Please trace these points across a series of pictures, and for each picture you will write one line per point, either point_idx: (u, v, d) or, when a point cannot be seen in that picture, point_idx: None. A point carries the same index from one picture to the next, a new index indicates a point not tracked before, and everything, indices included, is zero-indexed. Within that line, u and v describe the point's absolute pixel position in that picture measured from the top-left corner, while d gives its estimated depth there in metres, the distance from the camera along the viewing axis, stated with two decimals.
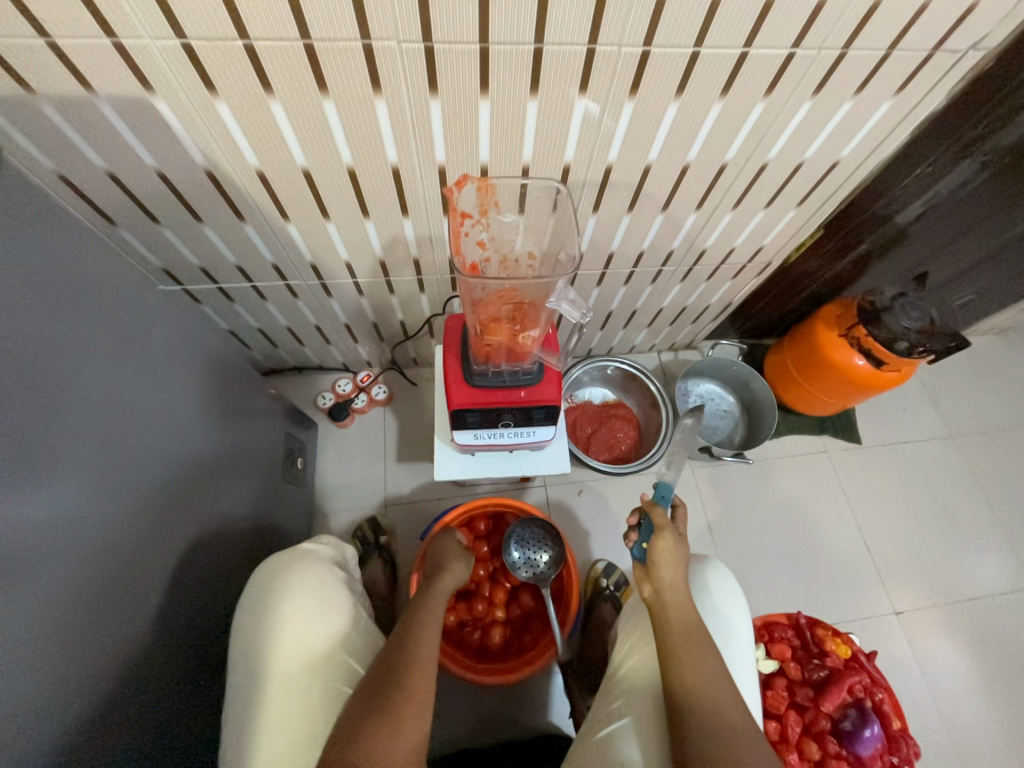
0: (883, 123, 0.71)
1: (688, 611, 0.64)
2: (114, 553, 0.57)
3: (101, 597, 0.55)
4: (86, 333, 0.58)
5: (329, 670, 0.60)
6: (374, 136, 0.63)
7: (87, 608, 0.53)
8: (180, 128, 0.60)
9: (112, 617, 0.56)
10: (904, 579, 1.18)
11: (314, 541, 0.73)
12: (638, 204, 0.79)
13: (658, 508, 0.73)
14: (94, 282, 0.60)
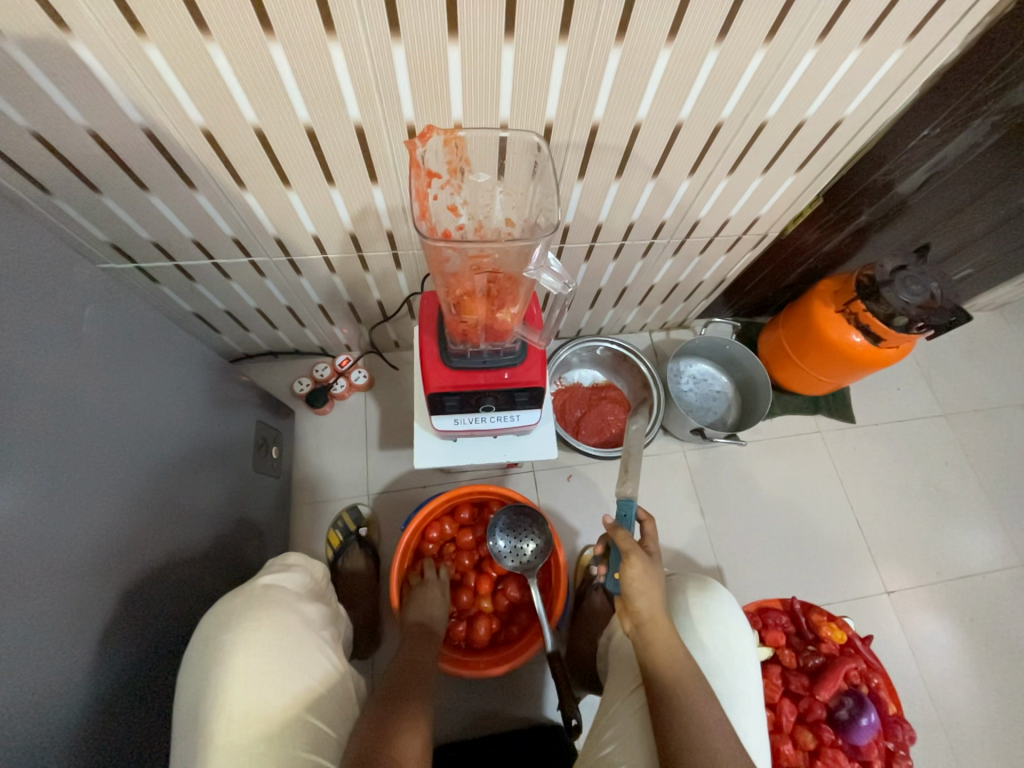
0: (891, 76, 0.65)
1: (672, 640, 0.60)
2: (61, 555, 0.52)
3: (48, 604, 0.50)
4: (13, 312, 0.52)
5: (288, 737, 0.53)
6: (332, 88, 0.56)
7: (27, 617, 0.48)
8: (108, 78, 0.53)
9: (62, 625, 0.51)
10: (897, 558, 1.17)
11: (277, 575, 0.68)
12: (627, 170, 0.73)
13: (624, 532, 0.70)
14: (23, 257, 0.54)
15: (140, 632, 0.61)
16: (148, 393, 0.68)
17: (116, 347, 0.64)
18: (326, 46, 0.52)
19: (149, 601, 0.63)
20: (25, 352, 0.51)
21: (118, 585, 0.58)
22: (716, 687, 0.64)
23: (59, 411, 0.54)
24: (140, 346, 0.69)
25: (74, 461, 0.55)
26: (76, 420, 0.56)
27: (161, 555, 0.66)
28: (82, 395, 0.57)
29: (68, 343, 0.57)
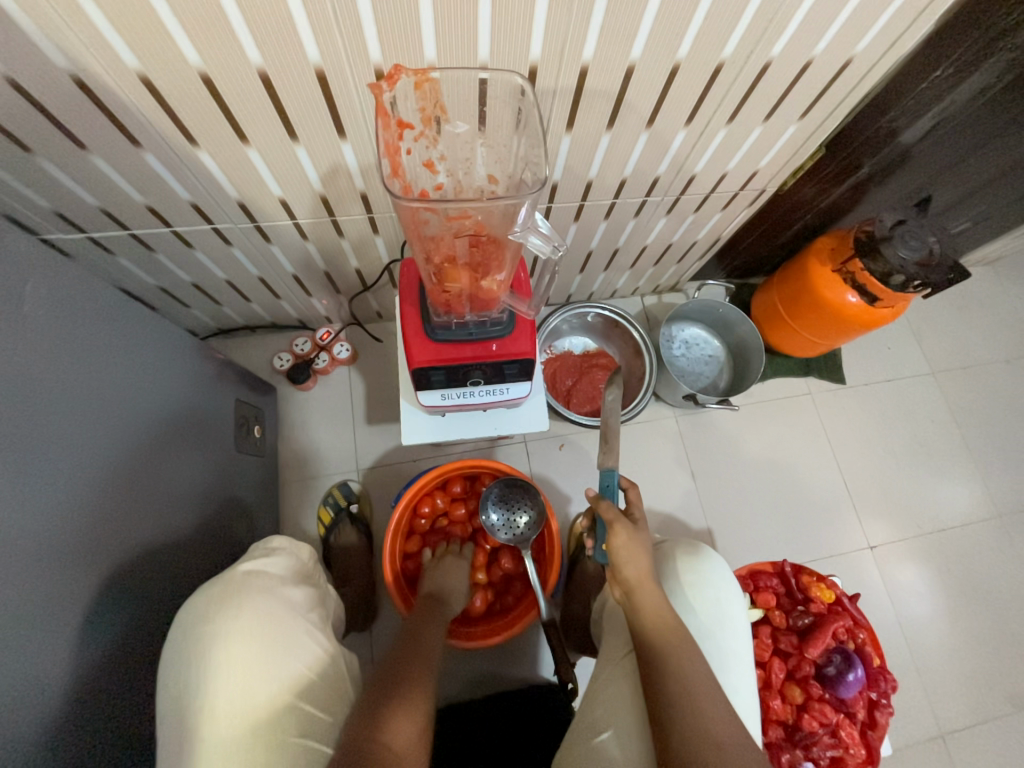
0: (904, 9, 0.60)
1: (660, 601, 0.61)
2: (27, 547, 0.49)
3: (13, 598, 0.47)
4: None
5: (278, 725, 0.53)
6: (284, 23, 0.49)
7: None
8: (19, 13, 0.46)
9: (31, 619, 0.49)
10: (881, 515, 1.20)
11: (259, 560, 0.65)
12: (619, 120, 0.67)
13: (607, 503, 0.69)
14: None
15: (123, 622, 0.59)
16: (113, 375, 0.64)
17: (70, 326, 0.59)
18: None
19: (129, 589, 0.61)
20: None
21: (93, 576, 0.56)
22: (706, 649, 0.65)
23: (8, 400, 0.50)
24: (100, 327, 0.64)
25: (31, 451, 0.51)
26: (30, 406, 0.52)
27: (142, 542, 0.64)
28: (34, 379, 0.53)
29: (11, 323, 0.52)
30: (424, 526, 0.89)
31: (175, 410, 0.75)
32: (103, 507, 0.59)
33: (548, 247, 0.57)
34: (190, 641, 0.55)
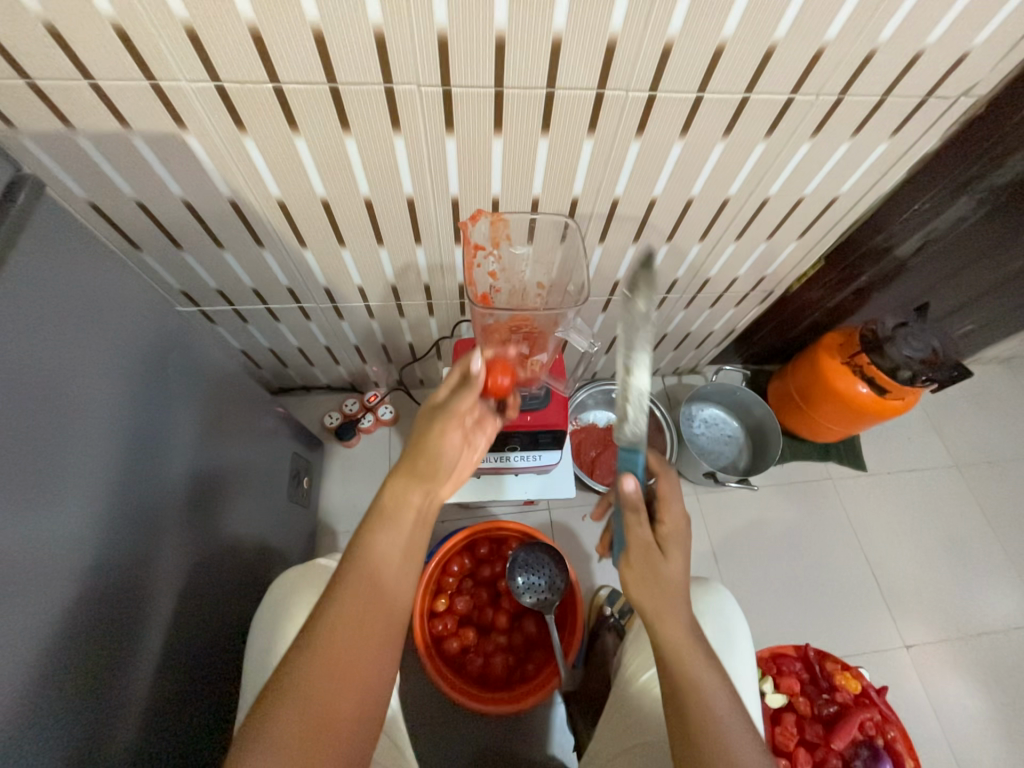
0: (879, 163, 0.74)
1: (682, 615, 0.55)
2: (137, 577, 0.56)
3: (119, 625, 0.53)
4: (136, 358, 0.58)
5: None
6: (391, 169, 0.65)
7: (106, 636, 0.52)
8: (208, 162, 0.63)
9: (129, 645, 0.55)
10: (914, 612, 1.16)
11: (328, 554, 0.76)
12: (643, 236, 0.81)
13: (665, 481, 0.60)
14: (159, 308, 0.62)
15: (185, 655, 0.64)
16: (215, 426, 0.75)
17: (200, 386, 0.71)
18: (391, 137, 0.61)
19: (196, 623, 0.67)
20: (138, 396, 0.58)
21: (172, 607, 0.62)
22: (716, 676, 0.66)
23: (156, 449, 0.60)
24: (216, 387, 0.76)
25: (156, 492, 0.60)
26: (165, 453, 0.62)
27: (211, 579, 0.71)
28: (172, 432, 0.64)
29: (168, 385, 0.63)
30: (452, 584, 0.92)
31: (247, 458, 0.84)
32: (190, 544, 0.66)
33: (587, 342, 0.72)
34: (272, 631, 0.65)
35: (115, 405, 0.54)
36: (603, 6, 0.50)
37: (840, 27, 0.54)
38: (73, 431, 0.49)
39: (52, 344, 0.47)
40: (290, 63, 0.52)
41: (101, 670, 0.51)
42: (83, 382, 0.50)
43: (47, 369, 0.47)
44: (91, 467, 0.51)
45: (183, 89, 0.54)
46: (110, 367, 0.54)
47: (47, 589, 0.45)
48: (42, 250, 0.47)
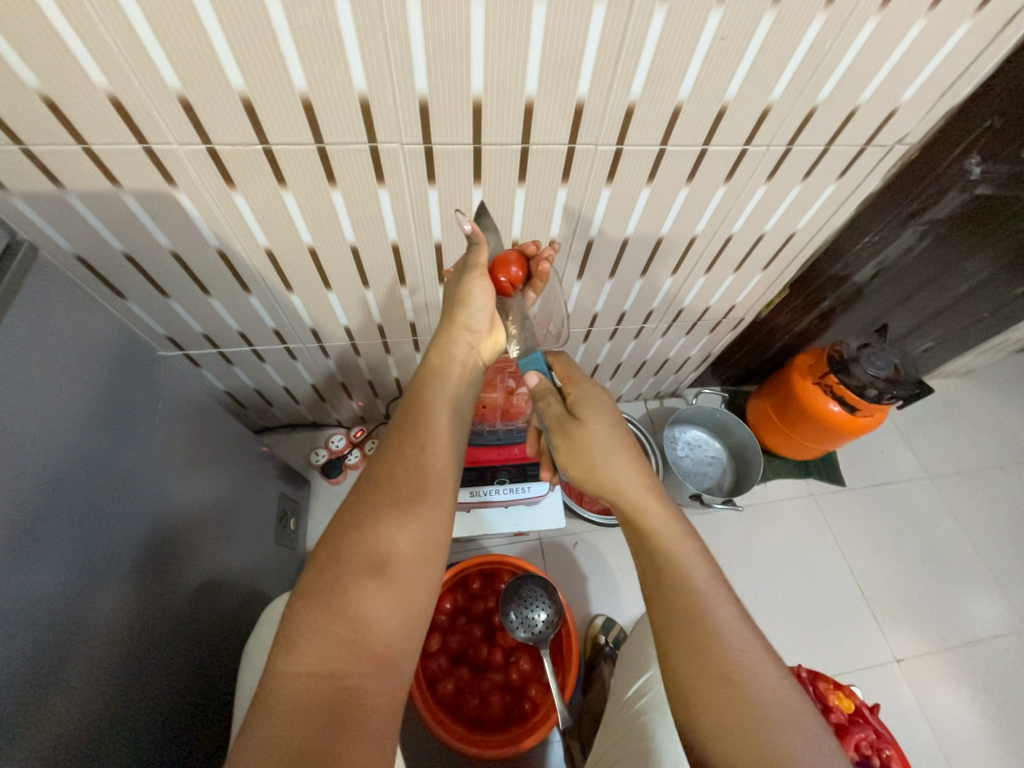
0: (830, 201, 0.79)
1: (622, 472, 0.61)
2: (112, 633, 0.54)
3: (92, 685, 0.51)
4: (133, 406, 0.60)
5: None
6: (377, 218, 0.68)
7: (98, 690, 0.51)
8: (198, 217, 0.65)
9: (102, 705, 0.52)
10: (902, 625, 1.18)
11: None
12: (618, 272, 0.86)
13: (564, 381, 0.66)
14: (142, 350, 0.62)
15: (176, 706, 0.63)
16: (199, 465, 0.73)
17: (180, 428, 0.70)
18: (376, 190, 0.64)
19: (177, 673, 0.64)
20: (133, 443, 0.59)
21: (161, 657, 0.61)
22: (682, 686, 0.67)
23: (152, 493, 0.62)
24: (205, 428, 0.77)
25: (150, 536, 0.61)
26: (159, 497, 0.63)
27: (204, 623, 0.71)
28: (166, 475, 0.65)
29: (161, 429, 0.65)
30: (444, 623, 0.91)
31: (234, 501, 0.83)
32: (182, 589, 0.66)
33: None
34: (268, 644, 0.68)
35: (113, 453, 0.56)
36: (570, 73, 0.54)
37: (784, 88, 0.60)
38: (63, 482, 0.49)
39: (21, 395, 0.46)
40: (279, 128, 0.55)
41: (91, 728, 0.50)
42: (51, 429, 0.48)
43: (14, 422, 0.45)
44: (52, 521, 0.47)
45: (175, 151, 0.56)
46: (83, 413, 0.52)
47: (18, 651, 0.43)
48: (34, 309, 0.48)
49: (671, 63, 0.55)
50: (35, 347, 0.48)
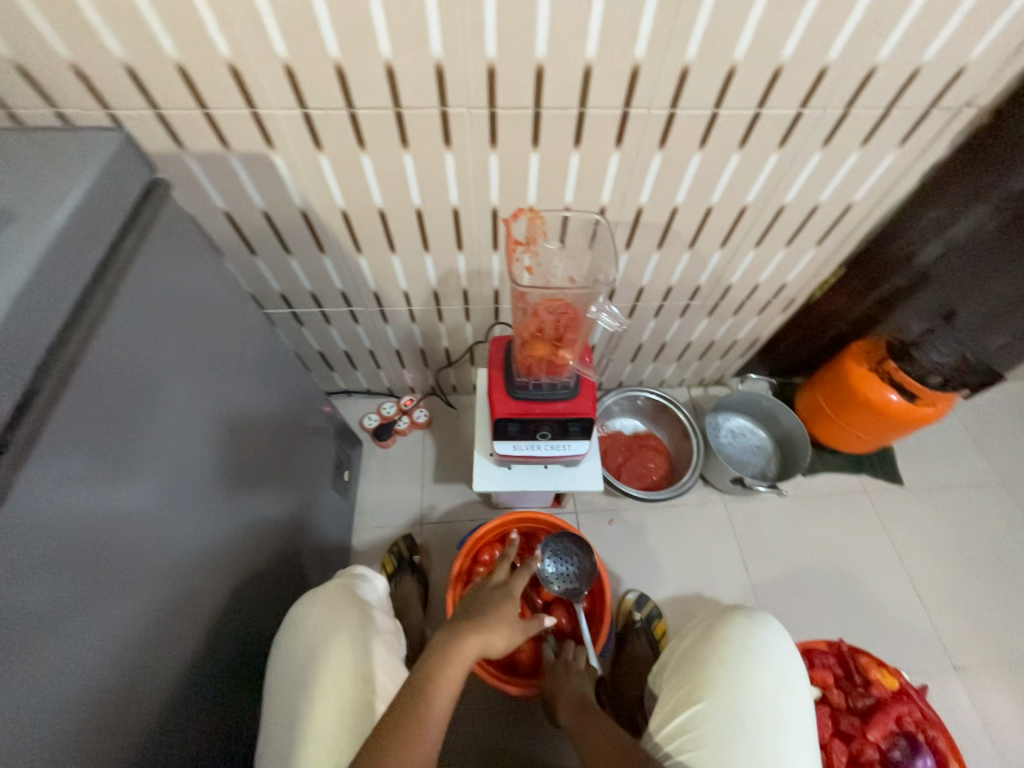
0: (892, 170, 0.78)
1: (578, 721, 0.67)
2: (158, 643, 0.56)
3: (139, 694, 0.54)
4: (221, 337, 0.68)
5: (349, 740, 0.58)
6: (441, 181, 0.75)
7: (163, 581, 0.56)
8: (288, 178, 0.74)
9: (145, 711, 0.55)
10: (964, 634, 1.10)
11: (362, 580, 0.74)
12: (666, 242, 0.88)
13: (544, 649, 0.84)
14: (209, 340, 0.65)
15: (224, 615, 0.69)
16: (267, 404, 0.80)
17: (254, 370, 0.77)
18: (442, 153, 0.71)
19: (226, 608, 0.70)
20: (214, 366, 0.66)
21: (220, 564, 0.67)
22: (776, 727, 0.58)
23: (224, 416, 0.68)
24: (274, 374, 0.83)
25: (216, 456, 0.66)
26: (226, 418, 0.69)
27: (258, 548, 0.77)
28: (236, 402, 0.71)
29: (240, 362, 0.73)
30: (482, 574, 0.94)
31: (296, 444, 0.91)
32: (243, 511, 0.73)
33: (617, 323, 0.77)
34: (312, 636, 0.65)
35: (199, 370, 0.63)
36: (628, 35, 0.58)
37: (841, 47, 0.61)
38: (156, 383, 0.56)
39: (144, 299, 0.54)
40: (365, 94, 0.63)
41: (152, 614, 0.55)
42: (153, 332, 0.55)
43: (137, 317, 0.53)
44: (131, 453, 0.52)
45: (276, 115, 0.65)
46: (181, 329, 0.60)
47: (106, 530, 0.49)
48: (148, 274, 0.54)
49: (726, 24, 0.58)
50: (112, 377, 0.50)
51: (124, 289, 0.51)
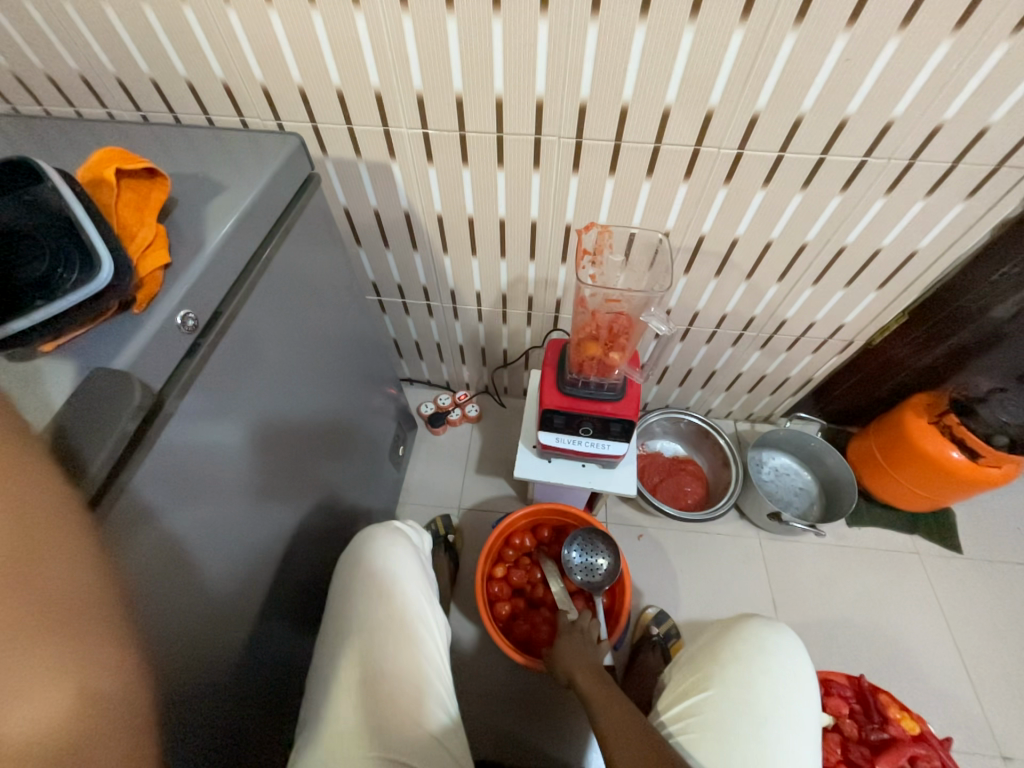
0: (958, 222, 0.81)
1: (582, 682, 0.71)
2: (235, 600, 0.62)
3: (218, 645, 0.60)
4: (329, 307, 0.80)
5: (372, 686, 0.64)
6: (526, 197, 0.86)
7: (252, 511, 0.64)
8: (400, 184, 0.89)
9: (219, 665, 0.60)
10: (1017, 724, 1.01)
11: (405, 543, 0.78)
12: (724, 271, 0.94)
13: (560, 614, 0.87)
14: (320, 306, 0.77)
15: (299, 549, 0.78)
16: (351, 371, 0.91)
17: (345, 339, 0.88)
18: (530, 173, 0.82)
19: (301, 544, 0.79)
20: (319, 330, 0.77)
21: (300, 503, 0.77)
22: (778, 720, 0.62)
23: (319, 374, 0.79)
24: (360, 348, 0.94)
25: (308, 408, 0.76)
26: (320, 377, 0.79)
27: (331, 495, 0.88)
28: (329, 363, 0.82)
29: (339, 332, 0.85)
30: (511, 557, 1.01)
31: (369, 412, 1.03)
32: (322, 460, 0.83)
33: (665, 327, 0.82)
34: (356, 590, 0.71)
35: (309, 330, 0.74)
36: (706, 84, 0.67)
37: (907, 105, 0.66)
38: (275, 335, 0.66)
39: (283, 264, 0.66)
40: (476, 120, 0.76)
41: (241, 540, 0.62)
42: (280, 291, 0.66)
43: (276, 277, 0.64)
44: (245, 393, 0.61)
45: (402, 132, 0.80)
46: (300, 293, 0.71)
47: (217, 460, 0.56)
48: (291, 246, 0.67)
49: (795, 81, 0.66)
50: (237, 352, 0.58)
51: (271, 254, 0.63)
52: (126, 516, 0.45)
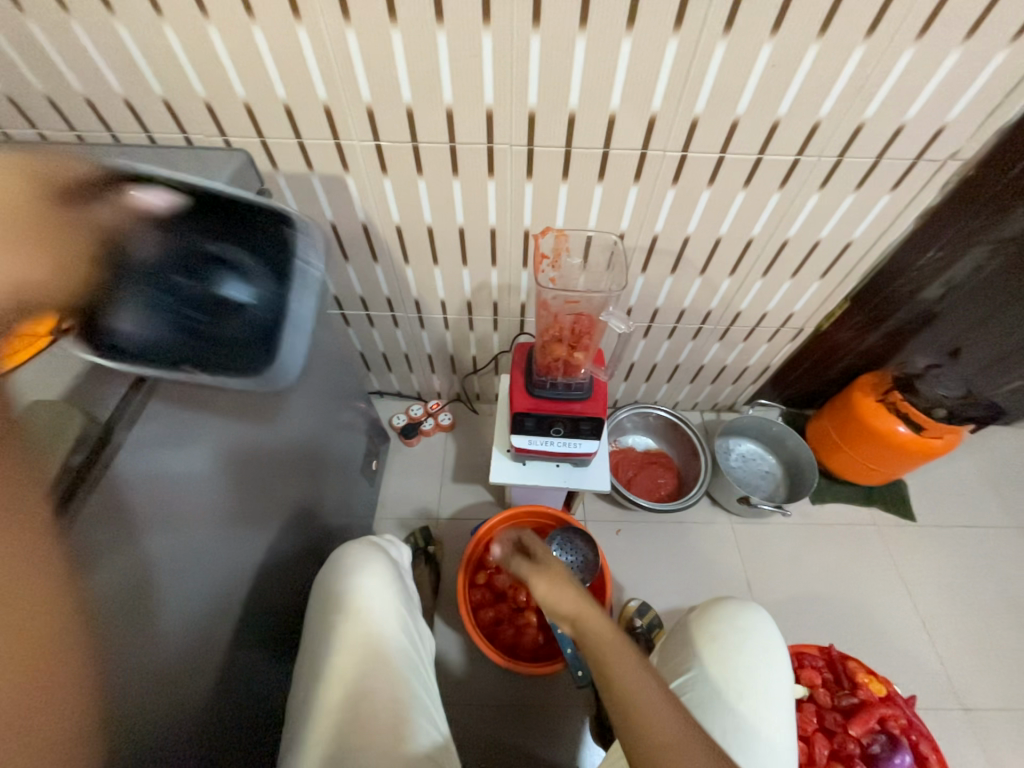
0: (885, 212, 0.87)
1: None
2: (205, 630, 0.61)
3: (186, 679, 0.58)
4: None
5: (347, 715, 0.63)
6: (483, 205, 0.87)
7: (220, 538, 0.63)
8: (356, 196, 0.88)
9: (190, 698, 0.59)
10: (974, 676, 1.09)
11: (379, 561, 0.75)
12: (679, 268, 0.98)
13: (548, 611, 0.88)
14: None
15: (271, 574, 0.76)
16: (318, 387, 0.90)
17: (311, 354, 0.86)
18: (486, 181, 0.84)
19: (273, 569, 0.77)
20: None
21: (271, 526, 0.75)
22: (755, 696, 0.65)
23: (285, 393, 0.77)
24: (325, 364, 0.93)
25: (275, 428, 0.74)
26: (285, 395, 0.77)
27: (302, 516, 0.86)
28: (295, 382, 0.81)
29: (303, 349, 0.83)
30: (492, 563, 1.01)
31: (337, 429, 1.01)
32: (291, 481, 0.81)
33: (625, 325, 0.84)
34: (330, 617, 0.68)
35: None
36: (647, 90, 0.70)
37: (831, 105, 0.71)
38: None
39: None
40: (428, 131, 0.77)
41: (210, 568, 0.61)
42: None
43: None
44: (205, 420, 0.59)
45: (354, 145, 0.79)
46: None
47: (176, 490, 0.55)
48: None
49: (729, 86, 0.69)
50: None
51: None
52: (77, 557, 0.43)
